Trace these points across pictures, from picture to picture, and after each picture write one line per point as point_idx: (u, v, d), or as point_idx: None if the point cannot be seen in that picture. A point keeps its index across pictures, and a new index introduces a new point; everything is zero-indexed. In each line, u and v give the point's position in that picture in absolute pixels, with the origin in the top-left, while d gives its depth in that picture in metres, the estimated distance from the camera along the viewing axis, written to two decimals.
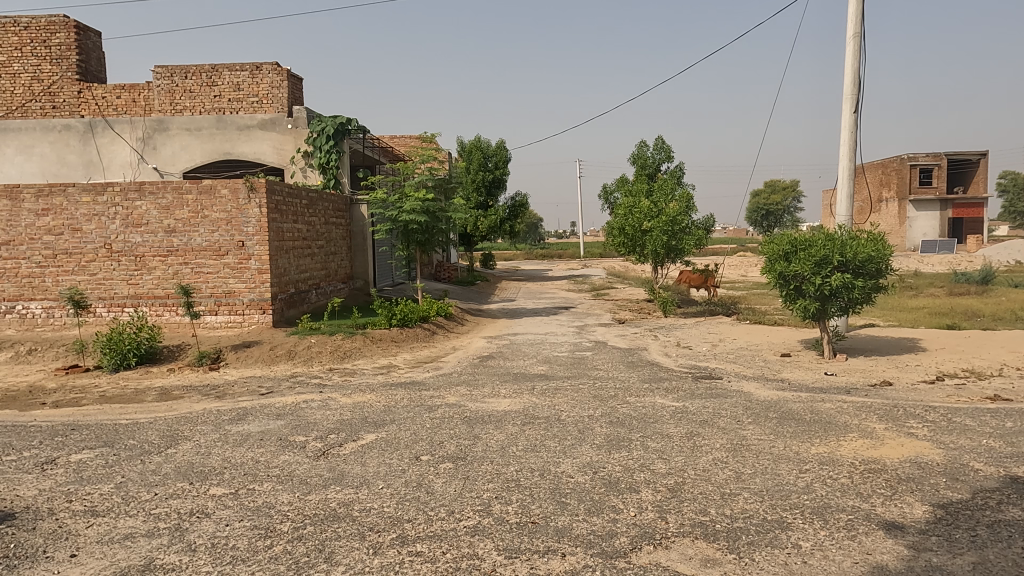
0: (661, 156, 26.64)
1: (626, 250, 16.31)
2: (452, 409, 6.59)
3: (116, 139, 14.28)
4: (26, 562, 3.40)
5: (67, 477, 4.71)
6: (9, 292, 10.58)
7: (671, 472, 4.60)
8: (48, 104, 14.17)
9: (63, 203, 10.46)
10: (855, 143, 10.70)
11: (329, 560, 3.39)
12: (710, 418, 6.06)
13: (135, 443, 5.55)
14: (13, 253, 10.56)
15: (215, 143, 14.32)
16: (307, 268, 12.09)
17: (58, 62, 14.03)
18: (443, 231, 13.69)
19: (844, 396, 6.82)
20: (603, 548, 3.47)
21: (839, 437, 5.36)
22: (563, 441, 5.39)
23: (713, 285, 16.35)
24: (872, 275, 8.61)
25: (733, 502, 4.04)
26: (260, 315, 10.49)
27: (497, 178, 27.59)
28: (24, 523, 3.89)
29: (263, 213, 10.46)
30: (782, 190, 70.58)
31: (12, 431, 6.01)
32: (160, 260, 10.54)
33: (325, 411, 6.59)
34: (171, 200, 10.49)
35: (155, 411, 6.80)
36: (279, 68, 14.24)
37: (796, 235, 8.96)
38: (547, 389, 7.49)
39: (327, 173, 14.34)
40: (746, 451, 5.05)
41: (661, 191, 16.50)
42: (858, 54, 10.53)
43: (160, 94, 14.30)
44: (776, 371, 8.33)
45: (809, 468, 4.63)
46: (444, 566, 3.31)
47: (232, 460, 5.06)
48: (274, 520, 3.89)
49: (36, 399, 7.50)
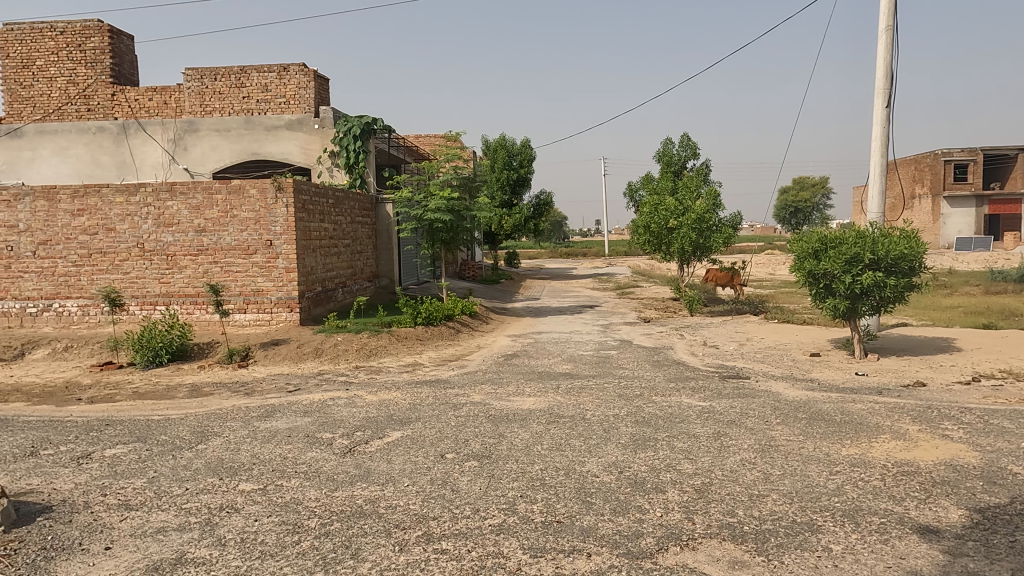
0: (687, 153, 26.36)
1: (652, 248, 16.16)
2: (477, 407, 6.61)
3: (148, 141, 14.54)
4: (63, 553, 3.48)
5: (102, 471, 4.82)
6: (46, 290, 10.86)
7: (698, 472, 4.55)
8: (83, 107, 14.61)
9: (98, 203, 10.71)
10: (887, 138, 10.47)
11: (355, 557, 3.41)
12: (738, 418, 5.99)
13: (168, 439, 5.65)
14: (48, 252, 10.82)
15: (244, 143, 14.49)
16: (334, 266, 12.23)
17: (92, 65, 14.48)
18: (469, 229, 13.70)
19: (876, 397, 6.69)
20: (629, 548, 3.44)
21: (870, 438, 5.26)
22: (588, 440, 5.36)
23: (739, 284, 16.08)
24: (905, 273, 8.40)
25: (762, 503, 3.98)
26: (288, 313, 10.64)
27: (522, 176, 27.64)
28: (62, 515, 3.99)
29: (290, 213, 10.57)
30: (811, 187, 69.41)
31: (49, 426, 6.17)
32: (191, 259, 10.72)
33: (352, 409, 6.65)
34: (202, 199, 10.66)
35: (186, 407, 6.94)
36: (306, 68, 14.39)
37: (826, 232, 8.79)
38: (573, 388, 7.46)
39: (353, 172, 14.49)
40: (775, 451, 4.99)
41: (686, 187, 16.23)
42: (891, 47, 10.31)
43: (191, 96, 14.52)
44: (805, 371, 8.20)
45: (840, 469, 4.55)
46: (469, 564, 3.31)
47: (261, 456, 5.13)
48: (301, 516, 3.94)
49: (72, 395, 7.67)
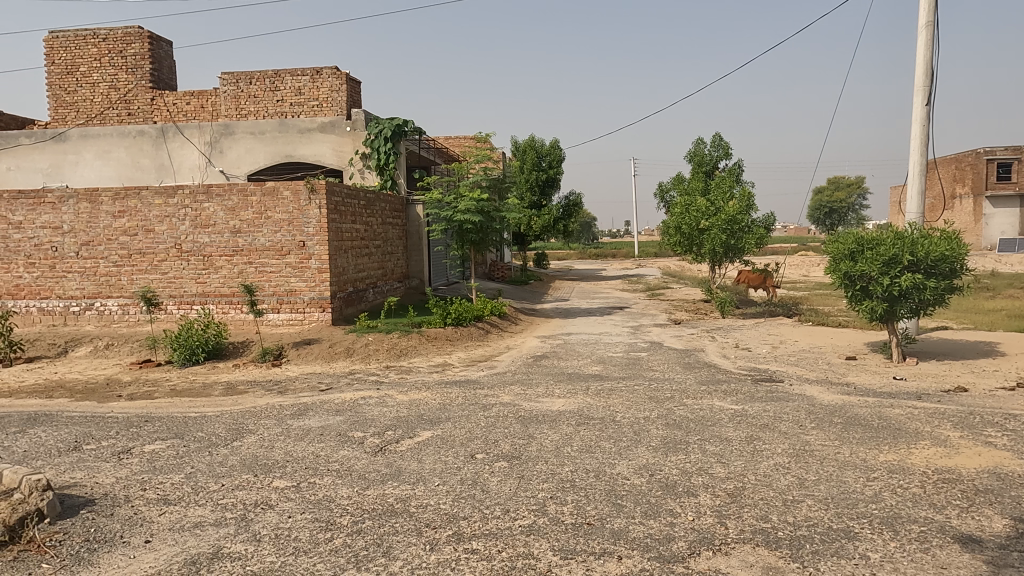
0: (719, 153, 26.03)
1: (683, 249, 15.99)
2: (506, 408, 6.61)
3: (186, 144, 14.84)
4: (105, 546, 3.58)
5: (141, 466, 4.94)
6: (88, 290, 11.18)
7: (731, 476, 4.49)
8: (124, 111, 15.05)
9: (137, 205, 10.98)
10: (927, 136, 10.21)
11: (386, 555, 3.45)
12: (771, 422, 5.89)
13: (204, 436, 5.78)
14: (91, 253, 11.14)
15: (278, 146, 14.72)
16: (365, 267, 12.36)
17: (133, 70, 14.91)
18: (498, 230, 13.72)
19: (915, 402, 6.52)
20: (661, 552, 3.42)
21: (910, 444, 5.13)
22: (619, 442, 5.34)
23: (772, 285, 15.82)
24: (946, 275, 8.18)
25: (797, 509, 3.91)
26: (320, 313, 10.79)
27: (551, 177, 27.58)
28: (104, 509, 4.11)
29: (323, 214, 10.72)
30: (847, 187, 68.08)
31: (91, 421, 6.36)
32: (226, 259, 10.94)
33: (383, 408, 6.71)
34: (237, 201, 10.87)
35: (222, 404, 7.09)
36: (339, 71, 14.57)
37: (863, 233, 8.61)
38: (603, 389, 7.43)
39: (384, 174, 14.63)
40: (810, 456, 4.90)
41: (718, 187, 16.00)
42: (931, 43, 10.05)
43: (227, 100, 14.87)
44: (841, 374, 8.03)
45: (878, 476, 4.45)
46: (500, 565, 3.31)
47: (294, 454, 5.21)
48: (334, 513, 3.99)
49: (112, 392, 7.88)
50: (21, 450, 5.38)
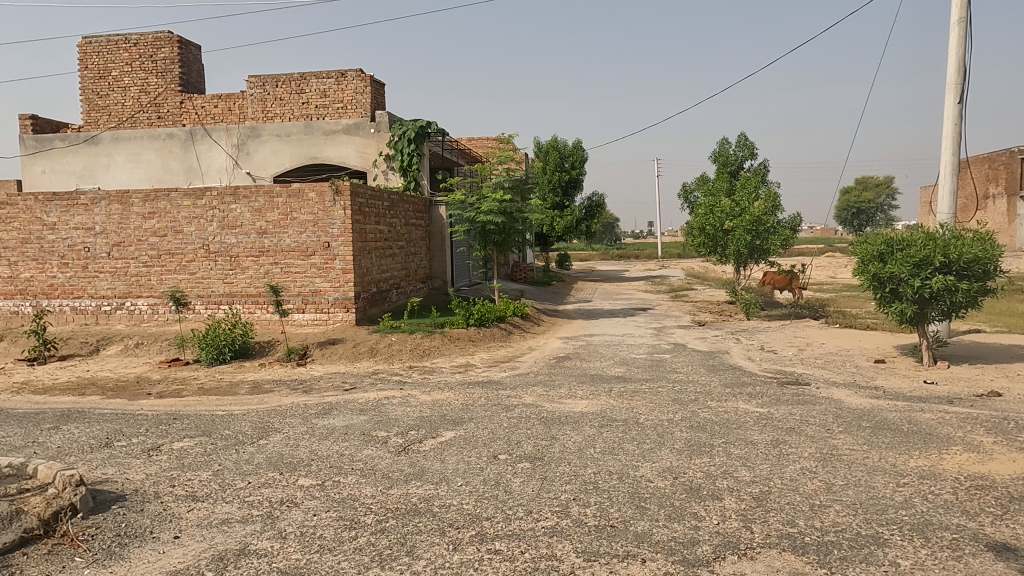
0: (744, 153, 25.75)
1: (707, 250, 15.85)
2: (529, 409, 6.62)
3: (213, 146, 15.07)
4: (136, 540, 3.66)
5: (170, 463, 5.03)
6: (119, 290, 11.41)
7: (756, 480, 4.44)
8: (154, 115, 15.33)
9: (167, 206, 11.18)
10: (959, 135, 9.99)
11: (410, 554, 3.47)
12: (798, 425, 5.81)
13: (231, 434, 5.87)
14: (122, 254, 11.37)
15: (304, 147, 14.88)
16: (388, 268, 12.44)
17: (163, 74, 15.18)
18: (521, 231, 13.73)
19: (946, 406, 6.39)
20: (685, 555, 3.39)
21: (941, 449, 5.03)
22: (642, 444, 5.31)
23: (798, 287, 15.61)
24: (979, 277, 8.00)
25: (824, 514, 3.86)
26: (344, 313, 10.89)
27: (574, 178, 27.53)
28: (134, 504, 4.19)
29: (347, 215, 10.81)
30: (875, 187, 66.93)
31: (122, 419, 6.49)
32: (253, 260, 11.09)
33: (406, 408, 6.75)
34: (263, 203, 11.01)
35: (248, 403, 7.18)
36: (363, 73, 14.66)
37: (892, 234, 8.45)
38: (626, 391, 7.39)
39: (408, 175, 14.72)
40: (837, 461, 4.82)
41: (743, 187, 15.83)
42: (963, 40, 9.84)
43: (253, 103, 15.08)
44: (869, 378, 7.89)
45: (908, 481, 4.36)
46: (523, 566, 3.32)
47: (319, 452, 5.26)
48: (358, 512, 4.03)
49: (142, 390, 8.04)
50: (55, 446, 5.51)
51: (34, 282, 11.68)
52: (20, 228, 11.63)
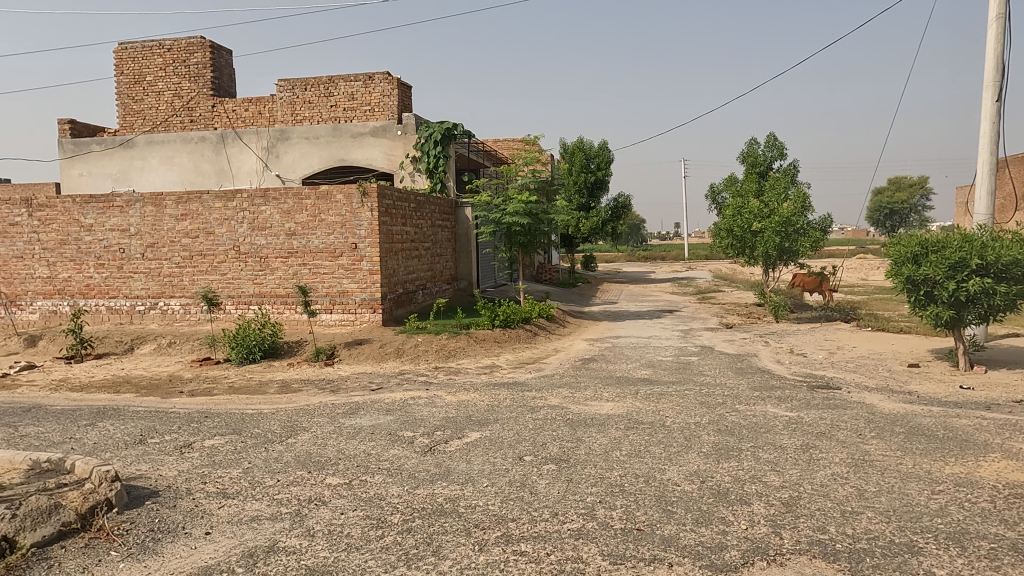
0: (773, 153, 25.40)
1: (735, 252, 15.66)
2: (554, 410, 6.61)
3: (244, 149, 15.29)
4: (169, 536, 3.73)
5: (202, 460, 5.12)
6: (153, 290, 11.66)
7: (786, 485, 4.37)
8: (186, 118, 15.67)
9: (199, 208, 11.40)
10: (997, 134, 9.73)
11: (436, 554, 3.48)
12: (829, 430, 5.70)
13: (260, 432, 5.96)
14: (155, 254, 11.61)
15: (332, 150, 14.98)
16: (415, 269, 12.52)
17: (195, 79, 15.55)
18: (546, 232, 13.70)
19: (982, 412, 6.23)
20: (713, 560, 3.35)
21: (978, 456, 4.90)
22: (669, 448, 5.26)
23: (829, 289, 15.35)
24: (1018, 279, 7.78)
25: (856, 521, 3.78)
26: (371, 314, 10.99)
27: (599, 179, 27.44)
28: (167, 500, 4.28)
29: (374, 217, 10.91)
30: (909, 187, 65.53)
31: (155, 416, 6.64)
32: (282, 261, 11.25)
33: (432, 408, 6.79)
34: (292, 205, 11.16)
35: (277, 402, 7.29)
36: (391, 76, 14.80)
37: (927, 235, 8.24)
38: (652, 393, 7.34)
39: (434, 177, 14.79)
40: (869, 467, 4.72)
41: (772, 188, 15.60)
42: (1002, 36, 9.59)
43: (283, 106, 15.33)
44: (902, 382, 7.73)
45: (943, 488, 4.26)
46: (549, 567, 3.31)
47: (346, 452, 5.32)
48: (384, 512, 4.06)
49: (174, 388, 8.22)
50: (91, 442, 5.65)
51: (71, 282, 11.99)
52: (58, 230, 11.95)
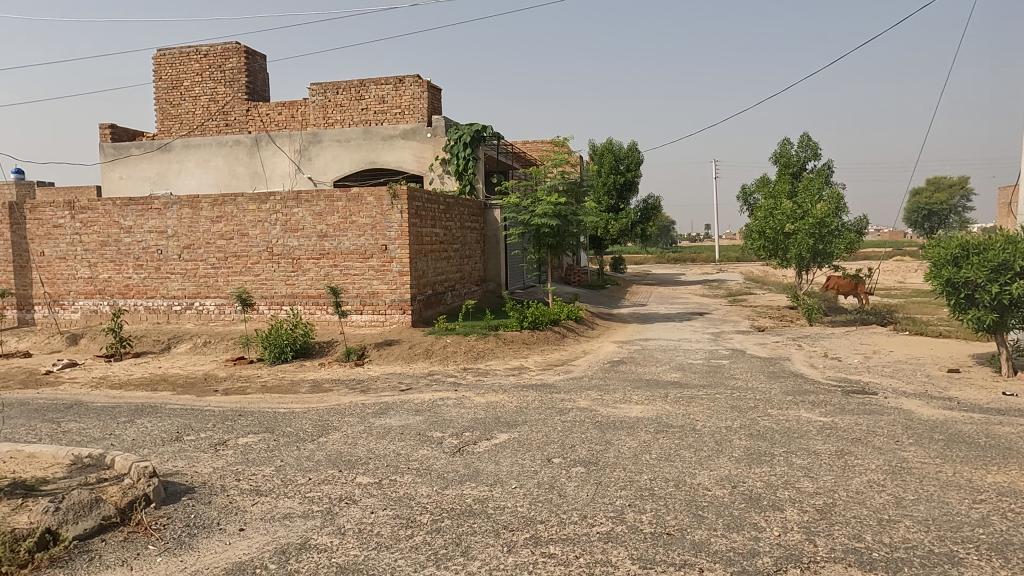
0: (807, 153, 24.97)
1: (767, 253, 15.42)
2: (583, 413, 6.58)
3: (277, 152, 15.58)
4: (204, 531, 3.81)
5: (235, 457, 5.22)
6: (189, 290, 11.92)
7: (820, 491, 4.29)
8: (222, 122, 16.01)
9: (233, 210, 11.63)
10: None
11: (465, 554, 3.49)
12: (864, 436, 5.58)
13: (292, 431, 6.05)
14: (192, 256, 11.87)
15: (363, 153, 15.20)
16: (444, 270, 12.59)
17: (230, 84, 15.85)
18: (575, 234, 13.67)
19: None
20: (744, 566, 3.30)
21: (1021, 464, 4.75)
22: (699, 452, 5.20)
23: (865, 292, 15.02)
24: None
25: (893, 529, 3.69)
26: (401, 315, 11.08)
27: (629, 181, 27.28)
28: (202, 496, 4.37)
29: (404, 219, 11.00)
30: (949, 188, 63.84)
31: (191, 414, 6.79)
32: (313, 262, 11.41)
33: (461, 409, 6.82)
34: (324, 207, 11.31)
35: (308, 401, 7.39)
36: (421, 79, 14.93)
37: (969, 237, 8.00)
38: (682, 397, 7.27)
39: (463, 179, 14.86)
40: (907, 474, 4.61)
41: (805, 189, 15.34)
42: None
43: (315, 110, 15.51)
44: (942, 388, 7.52)
45: (985, 498, 4.14)
46: (577, 570, 3.30)
47: (375, 451, 5.37)
48: (414, 511, 4.08)
49: (209, 386, 8.39)
50: (129, 439, 5.79)
51: (111, 282, 12.32)
52: (99, 232, 12.29)
